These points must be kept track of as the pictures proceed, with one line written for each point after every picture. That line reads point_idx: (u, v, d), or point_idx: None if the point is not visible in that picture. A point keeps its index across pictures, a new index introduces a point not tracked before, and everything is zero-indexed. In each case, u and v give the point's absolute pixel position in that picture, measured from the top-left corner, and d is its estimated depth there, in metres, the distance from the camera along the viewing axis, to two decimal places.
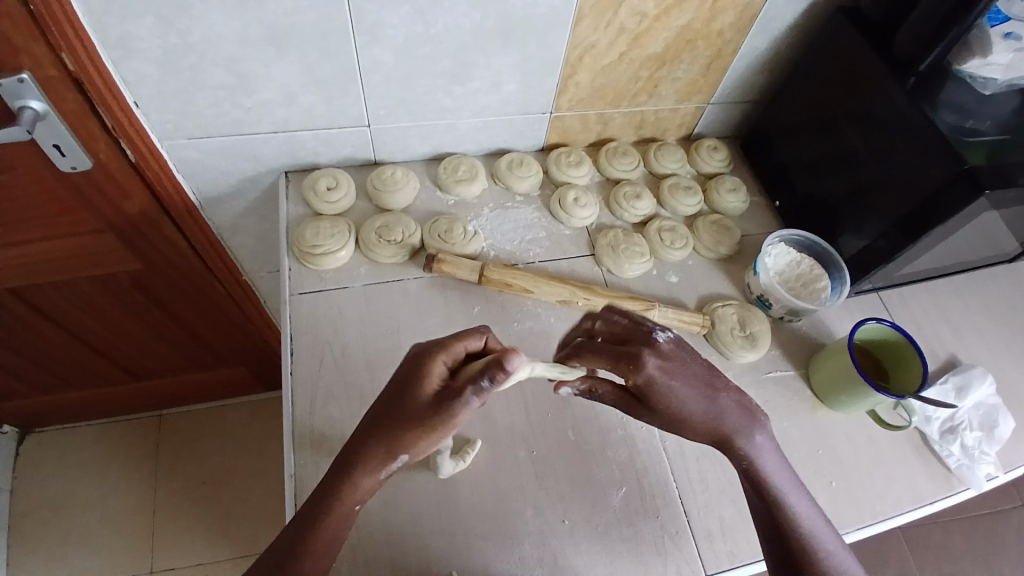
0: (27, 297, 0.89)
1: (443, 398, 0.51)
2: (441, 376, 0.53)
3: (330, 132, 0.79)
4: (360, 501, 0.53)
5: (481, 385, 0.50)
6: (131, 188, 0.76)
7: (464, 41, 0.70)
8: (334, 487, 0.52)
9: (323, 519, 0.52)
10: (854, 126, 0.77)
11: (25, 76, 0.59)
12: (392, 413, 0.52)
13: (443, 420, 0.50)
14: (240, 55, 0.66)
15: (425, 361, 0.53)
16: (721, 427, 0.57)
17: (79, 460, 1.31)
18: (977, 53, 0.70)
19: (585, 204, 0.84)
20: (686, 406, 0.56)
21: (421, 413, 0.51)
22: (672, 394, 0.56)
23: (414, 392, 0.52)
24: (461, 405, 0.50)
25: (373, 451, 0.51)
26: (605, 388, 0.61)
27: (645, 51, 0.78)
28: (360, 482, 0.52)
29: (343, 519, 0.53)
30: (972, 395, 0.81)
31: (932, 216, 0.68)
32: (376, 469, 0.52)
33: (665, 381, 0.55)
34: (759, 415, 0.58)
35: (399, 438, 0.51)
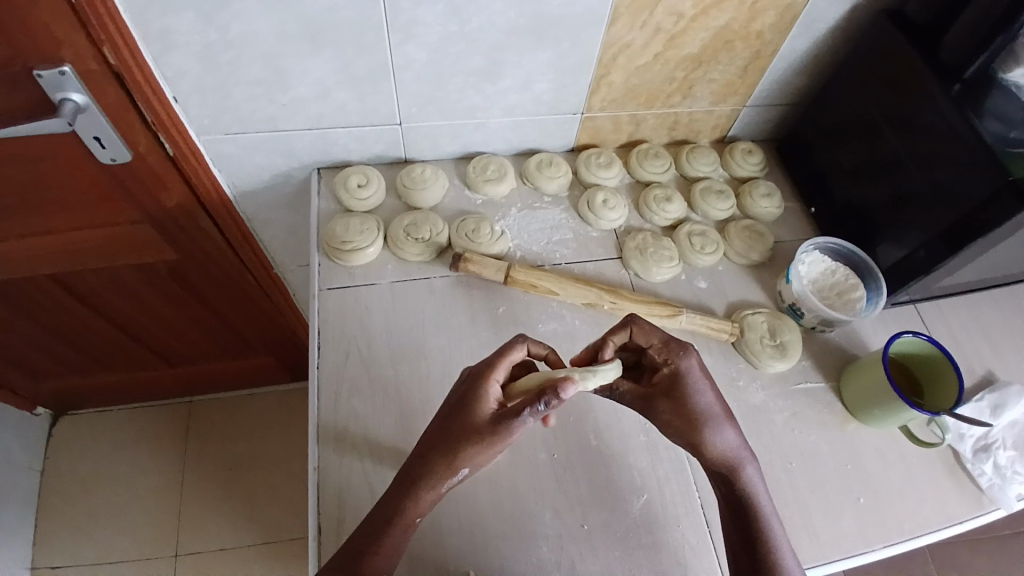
0: (70, 283, 0.93)
1: (500, 418, 0.53)
2: (495, 395, 0.56)
3: (362, 129, 0.79)
4: (421, 513, 0.55)
5: (538, 408, 0.52)
6: (170, 180, 0.78)
7: (497, 39, 0.70)
8: (397, 501, 0.54)
9: (386, 532, 0.54)
10: (897, 133, 0.74)
11: (67, 68, 0.61)
12: (451, 432, 0.54)
13: (499, 436, 0.53)
14: (277, 52, 0.67)
15: (478, 381, 0.56)
16: (727, 447, 0.58)
17: (114, 441, 1.36)
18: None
19: (614, 206, 0.83)
20: (706, 411, 0.58)
21: (478, 431, 0.53)
22: (697, 394, 0.58)
23: (469, 411, 0.54)
24: (518, 425, 0.52)
25: (434, 468, 0.54)
26: (627, 386, 0.60)
27: (681, 52, 0.76)
28: (422, 496, 0.54)
29: (404, 531, 0.55)
30: (1007, 413, 0.78)
31: (976, 226, 0.66)
32: (438, 483, 0.54)
33: (694, 376, 0.59)
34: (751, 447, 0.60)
35: (459, 454, 0.53)
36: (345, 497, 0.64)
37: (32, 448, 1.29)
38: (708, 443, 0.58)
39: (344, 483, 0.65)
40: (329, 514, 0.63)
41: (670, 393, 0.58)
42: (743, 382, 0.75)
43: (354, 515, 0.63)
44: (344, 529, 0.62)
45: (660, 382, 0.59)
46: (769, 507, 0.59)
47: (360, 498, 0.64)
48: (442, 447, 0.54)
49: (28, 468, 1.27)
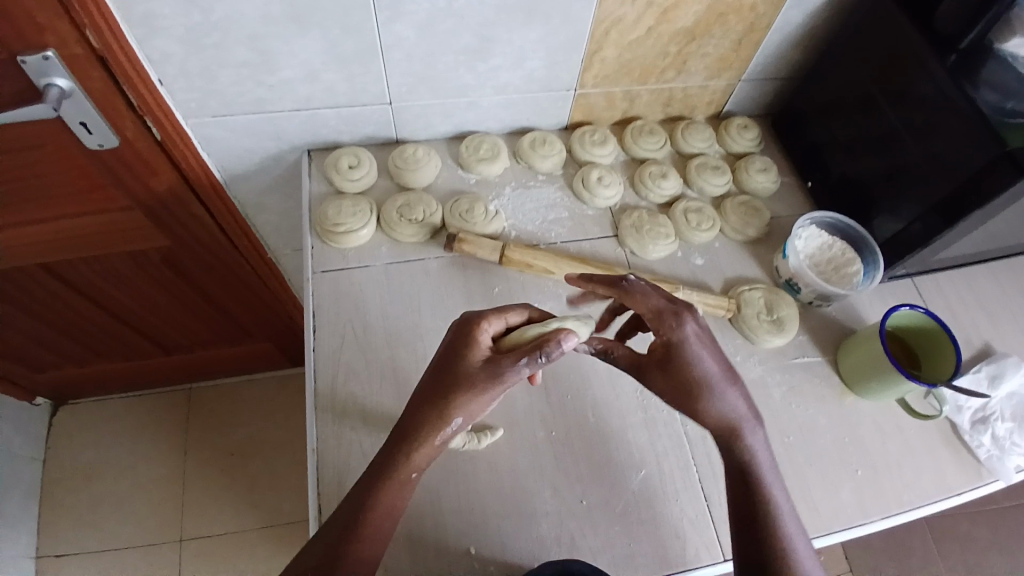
0: (62, 273, 0.92)
1: (496, 366, 0.54)
2: (486, 344, 0.57)
3: (351, 110, 0.78)
4: (417, 470, 0.55)
5: (537, 358, 0.54)
6: (159, 165, 0.77)
7: (487, 15, 0.68)
8: (393, 456, 0.54)
9: (381, 488, 0.54)
10: (894, 105, 0.73)
11: (50, 53, 0.59)
12: (442, 382, 0.55)
13: (492, 381, 0.54)
14: (262, 31, 0.65)
15: (468, 331, 0.57)
16: (728, 410, 0.57)
17: (114, 431, 1.36)
18: (1021, 31, 0.66)
19: (608, 184, 0.83)
20: (707, 375, 0.57)
21: (473, 379, 0.54)
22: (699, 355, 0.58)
23: (462, 360, 0.55)
24: (514, 373, 0.54)
25: (430, 420, 0.54)
26: (620, 351, 0.62)
27: (675, 25, 0.75)
28: (417, 451, 0.54)
29: (401, 488, 0.54)
30: (1006, 384, 0.78)
31: (973, 199, 0.65)
32: (432, 436, 0.54)
33: (695, 341, 0.58)
34: (758, 411, 0.59)
35: (453, 404, 0.54)
36: (344, 479, 0.64)
37: (32, 439, 1.29)
38: (712, 406, 0.57)
39: (343, 466, 0.65)
40: (329, 496, 0.63)
41: (664, 362, 0.58)
42: (740, 357, 0.75)
43: None
44: None
45: (655, 351, 0.59)
46: (776, 479, 0.58)
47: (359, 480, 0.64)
48: (437, 397, 0.55)
49: (29, 459, 1.27)
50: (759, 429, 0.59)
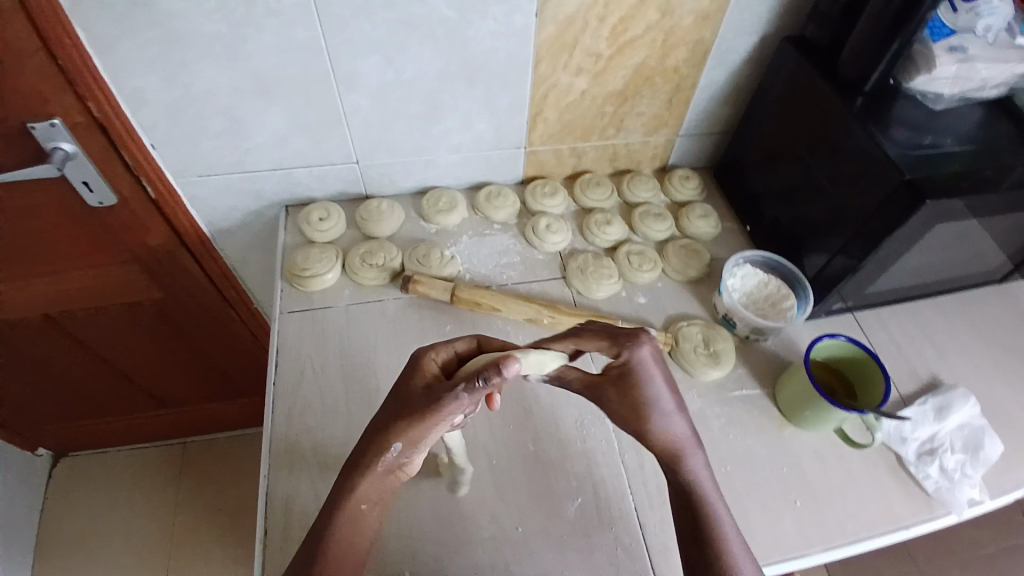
0: (64, 324, 1.00)
1: (435, 391, 0.53)
2: (432, 371, 0.57)
3: (321, 169, 0.87)
4: (365, 500, 0.55)
5: (475, 383, 0.51)
6: (152, 221, 0.86)
7: (433, 83, 0.78)
8: (342, 487, 0.55)
9: (333, 524, 0.54)
10: (811, 148, 0.80)
11: (56, 121, 0.69)
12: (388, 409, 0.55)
13: (433, 407, 0.52)
14: (236, 102, 0.76)
15: (417, 358, 0.57)
16: (675, 435, 0.58)
17: (106, 486, 1.40)
18: (922, 69, 0.71)
19: (556, 230, 0.89)
20: (658, 402, 0.56)
21: (414, 402, 0.53)
22: (652, 385, 0.56)
23: (407, 387, 0.56)
24: (451, 399, 0.52)
25: (369, 445, 0.54)
26: (575, 375, 0.58)
27: (607, 88, 0.84)
28: (360, 479, 0.54)
29: (354, 521, 0.55)
30: (954, 415, 0.79)
31: (883, 227, 0.70)
32: (373, 460, 0.54)
33: (651, 370, 0.56)
34: (696, 435, 0.59)
35: (393, 428, 0.53)
36: (292, 506, 0.68)
37: (33, 489, 1.34)
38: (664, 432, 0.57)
39: (292, 491, 0.69)
40: (277, 522, 0.67)
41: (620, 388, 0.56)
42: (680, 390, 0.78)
43: (300, 522, 0.67)
44: (289, 535, 0.66)
45: (611, 372, 0.57)
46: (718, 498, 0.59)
47: (306, 507, 0.68)
48: (378, 421, 0.55)
49: (28, 510, 1.31)
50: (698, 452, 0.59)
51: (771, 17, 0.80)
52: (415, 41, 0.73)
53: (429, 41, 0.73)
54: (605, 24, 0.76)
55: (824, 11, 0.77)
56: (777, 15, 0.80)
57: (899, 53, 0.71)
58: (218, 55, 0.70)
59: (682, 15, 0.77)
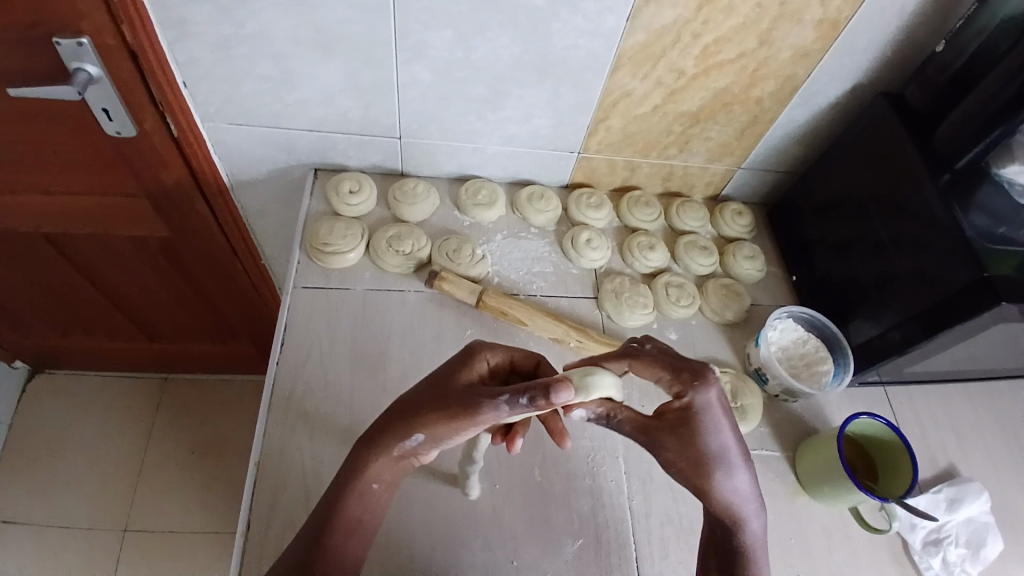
0: (60, 247, 0.94)
1: (475, 392, 0.50)
2: (479, 371, 0.53)
3: (362, 138, 0.81)
4: (378, 479, 0.52)
5: (519, 399, 0.47)
6: (171, 160, 0.80)
7: (502, 71, 0.72)
8: (356, 460, 0.52)
9: (345, 499, 0.52)
10: (882, 214, 0.74)
11: (84, 40, 0.63)
12: (421, 398, 0.52)
13: (469, 410, 0.49)
14: (287, 54, 0.69)
15: (466, 355, 0.55)
16: (734, 493, 0.52)
17: (80, 407, 1.35)
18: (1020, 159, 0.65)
19: (597, 247, 0.84)
20: (722, 452, 0.52)
21: (451, 399, 0.50)
22: (716, 436, 0.52)
23: (452, 380, 0.53)
24: (491, 408, 0.48)
25: (389, 430, 0.51)
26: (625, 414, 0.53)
27: (680, 107, 0.78)
28: (373, 457, 0.51)
29: (365, 503, 0.52)
30: (964, 510, 0.75)
31: (947, 317, 0.64)
32: (390, 444, 0.51)
33: (717, 417, 0.52)
34: (759, 496, 0.54)
35: (422, 419, 0.50)
36: (279, 496, 0.64)
37: (2, 400, 1.30)
38: (722, 489, 0.52)
39: (281, 481, 0.65)
40: (261, 512, 0.63)
41: (679, 435, 0.51)
42: None
43: (286, 517, 0.63)
44: (272, 527, 0.62)
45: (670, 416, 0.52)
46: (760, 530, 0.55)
47: (294, 500, 0.64)
48: (409, 408, 0.51)
49: None
50: (756, 510, 0.54)
51: (870, 65, 0.74)
52: (494, 23, 0.66)
53: (509, 25, 0.67)
54: (698, 41, 0.70)
55: (930, 75, 0.72)
56: (877, 64, 0.74)
57: (997, 142, 0.66)
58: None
59: (781, 48, 0.71)
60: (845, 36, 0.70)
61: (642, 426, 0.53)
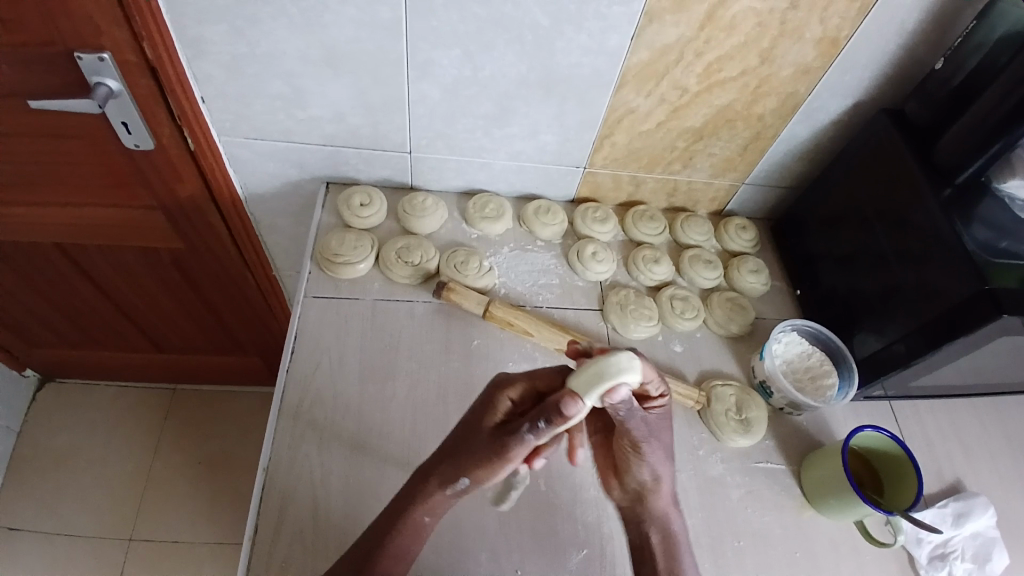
0: (76, 258, 0.96)
1: (504, 434, 0.53)
2: (505, 411, 0.56)
3: (372, 153, 0.83)
4: (429, 513, 0.55)
5: (539, 424, 0.51)
6: (187, 173, 0.82)
7: (509, 88, 0.74)
8: (410, 495, 0.56)
9: (398, 530, 0.55)
10: (885, 228, 0.75)
11: (106, 56, 0.65)
12: (460, 443, 0.56)
13: (500, 450, 0.53)
14: (301, 71, 0.71)
15: (493, 392, 0.57)
16: (664, 486, 0.63)
17: (89, 417, 1.37)
18: (1019, 173, 0.67)
19: (602, 259, 0.85)
20: (666, 450, 0.63)
21: (487, 443, 0.54)
22: (667, 430, 0.63)
23: (482, 423, 0.56)
24: (518, 442, 0.52)
25: (443, 470, 0.55)
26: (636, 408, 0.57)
27: (683, 124, 0.80)
28: (432, 493, 0.55)
29: (416, 531, 0.56)
30: (970, 524, 0.75)
31: (950, 330, 0.65)
32: (442, 484, 0.55)
33: (670, 414, 0.63)
34: (676, 498, 0.64)
35: (465, 463, 0.54)
36: (288, 503, 0.65)
37: (13, 410, 1.31)
38: (662, 481, 0.63)
39: (290, 488, 0.66)
40: (269, 518, 0.64)
41: (663, 422, 0.62)
42: (702, 452, 0.75)
43: (293, 524, 0.64)
44: (280, 534, 0.63)
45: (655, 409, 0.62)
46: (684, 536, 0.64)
47: (301, 508, 0.65)
48: (456, 452, 0.55)
49: (6, 429, 1.29)
50: (675, 508, 0.64)
51: (870, 83, 0.76)
52: (501, 41, 0.68)
53: (516, 44, 0.69)
54: (700, 59, 0.72)
55: (931, 90, 0.73)
56: (877, 82, 0.76)
57: (999, 155, 0.67)
58: (293, 19, 0.66)
59: (781, 66, 0.73)
60: (845, 53, 0.72)
61: (645, 420, 0.59)
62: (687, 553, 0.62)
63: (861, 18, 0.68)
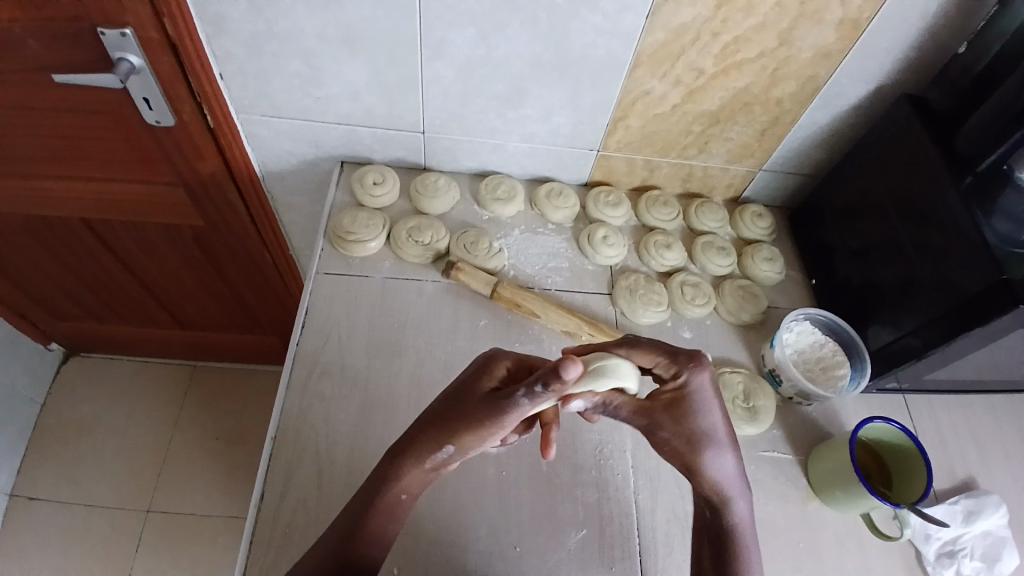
0: (101, 233, 0.99)
1: (496, 399, 0.52)
2: (499, 379, 0.55)
3: (386, 133, 0.84)
4: (406, 491, 0.54)
5: (533, 389, 0.50)
6: (207, 150, 0.83)
7: (522, 69, 0.73)
8: (389, 471, 0.54)
9: (371, 512, 0.54)
10: (903, 217, 0.73)
11: (128, 32, 0.66)
12: (448, 413, 0.54)
13: (491, 416, 0.52)
14: (317, 50, 0.72)
15: (489, 361, 0.56)
16: (723, 474, 0.56)
17: (111, 391, 1.41)
18: None
19: (613, 244, 0.85)
20: (709, 434, 0.55)
21: (476, 409, 0.52)
22: (706, 410, 0.55)
23: (475, 389, 0.55)
24: (511, 406, 0.51)
25: (427, 440, 0.54)
26: (625, 402, 0.53)
27: (699, 107, 0.79)
28: (411, 467, 0.54)
29: (391, 510, 0.54)
30: (981, 522, 0.73)
31: (968, 322, 0.63)
32: (425, 456, 0.54)
33: (703, 397, 0.56)
34: (746, 481, 0.57)
35: (451, 432, 0.53)
36: (293, 473, 0.66)
37: (38, 381, 1.36)
38: (713, 467, 0.56)
39: (296, 458, 0.67)
40: (274, 486, 0.65)
41: (672, 416, 0.55)
42: None
43: (298, 493, 0.65)
44: (284, 502, 0.65)
45: (663, 397, 0.56)
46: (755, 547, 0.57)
47: (306, 478, 0.66)
48: (442, 420, 0.54)
49: (31, 400, 1.34)
50: (744, 494, 0.57)
51: (894, 67, 0.74)
52: (514, 21, 0.68)
53: (530, 24, 0.68)
54: (717, 41, 0.70)
55: (953, 78, 0.71)
56: (901, 66, 0.74)
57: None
58: None
59: (802, 48, 0.71)
60: (868, 36, 0.70)
61: (642, 412, 0.55)
62: (749, 544, 0.57)
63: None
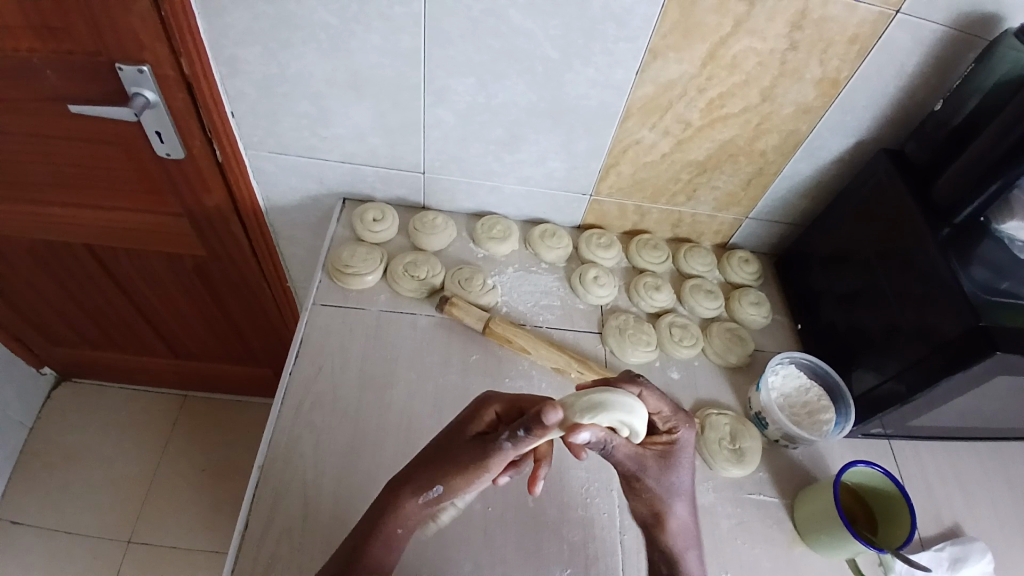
0: (104, 259, 1.01)
1: (482, 444, 0.55)
2: (488, 422, 0.58)
3: (388, 172, 0.87)
4: (402, 525, 0.56)
5: (517, 433, 0.52)
6: (213, 183, 0.86)
7: (519, 115, 0.77)
8: (387, 504, 0.56)
9: (371, 542, 0.55)
10: (884, 266, 0.76)
11: (145, 69, 0.70)
12: (438, 452, 0.57)
13: (480, 459, 0.55)
14: (325, 92, 0.76)
15: (476, 408, 0.58)
16: (680, 523, 0.60)
17: (100, 418, 1.40)
18: (1017, 215, 0.68)
19: (603, 284, 0.87)
20: (679, 488, 0.60)
21: (463, 451, 0.56)
22: (680, 469, 0.60)
23: (463, 432, 0.57)
24: (497, 450, 0.54)
25: (417, 479, 0.57)
26: (622, 445, 0.56)
27: (687, 156, 0.82)
28: (405, 503, 0.56)
29: (389, 544, 0.56)
30: (967, 569, 0.73)
31: (945, 367, 0.65)
32: (418, 492, 0.56)
33: (684, 455, 0.61)
34: (694, 534, 0.61)
35: (441, 473, 0.56)
36: (278, 502, 0.66)
37: (27, 406, 1.35)
38: (669, 514, 0.60)
39: (282, 486, 0.67)
40: (259, 514, 0.65)
41: (660, 466, 0.59)
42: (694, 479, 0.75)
43: (282, 521, 0.65)
44: (269, 530, 0.64)
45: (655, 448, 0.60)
46: None
47: (291, 506, 0.66)
48: (433, 459, 0.57)
49: (19, 424, 1.33)
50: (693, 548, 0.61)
51: (872, 124, 0.78)
52: (512, 72, 0.72)
53: (527, 74, 0.73)
54: (703, 95, 0.75)
55: (929, 133, 0.75)
56: (878, 124, 0.78)
57: (996, 197, 0.68)
58: (320, 45, 0.70)
59: (783, 104, 0.76)
60: (845, 95, 0.74)
61: (636, 455, 0.58)
62: None
63: (861, 60, 0.71)
